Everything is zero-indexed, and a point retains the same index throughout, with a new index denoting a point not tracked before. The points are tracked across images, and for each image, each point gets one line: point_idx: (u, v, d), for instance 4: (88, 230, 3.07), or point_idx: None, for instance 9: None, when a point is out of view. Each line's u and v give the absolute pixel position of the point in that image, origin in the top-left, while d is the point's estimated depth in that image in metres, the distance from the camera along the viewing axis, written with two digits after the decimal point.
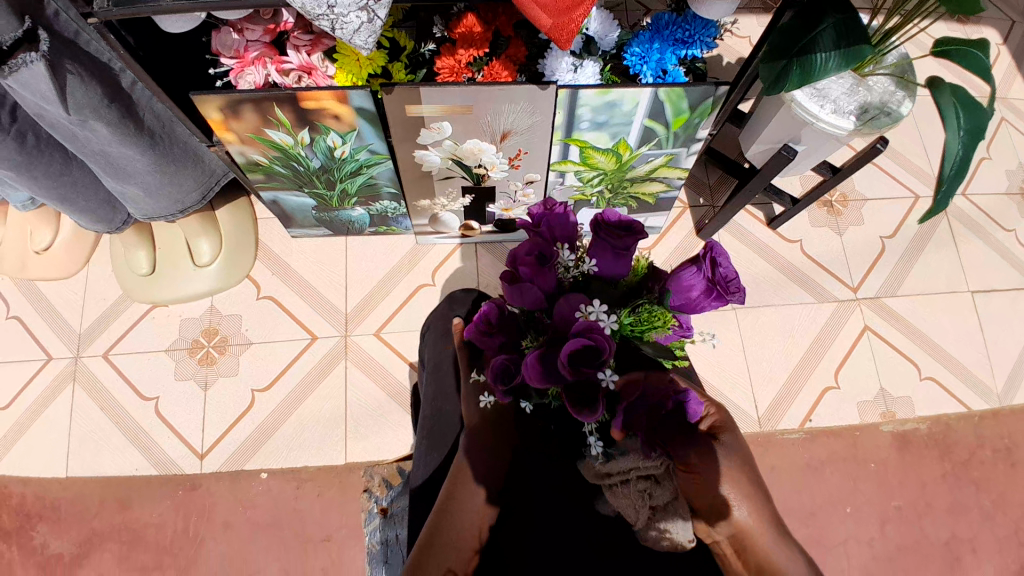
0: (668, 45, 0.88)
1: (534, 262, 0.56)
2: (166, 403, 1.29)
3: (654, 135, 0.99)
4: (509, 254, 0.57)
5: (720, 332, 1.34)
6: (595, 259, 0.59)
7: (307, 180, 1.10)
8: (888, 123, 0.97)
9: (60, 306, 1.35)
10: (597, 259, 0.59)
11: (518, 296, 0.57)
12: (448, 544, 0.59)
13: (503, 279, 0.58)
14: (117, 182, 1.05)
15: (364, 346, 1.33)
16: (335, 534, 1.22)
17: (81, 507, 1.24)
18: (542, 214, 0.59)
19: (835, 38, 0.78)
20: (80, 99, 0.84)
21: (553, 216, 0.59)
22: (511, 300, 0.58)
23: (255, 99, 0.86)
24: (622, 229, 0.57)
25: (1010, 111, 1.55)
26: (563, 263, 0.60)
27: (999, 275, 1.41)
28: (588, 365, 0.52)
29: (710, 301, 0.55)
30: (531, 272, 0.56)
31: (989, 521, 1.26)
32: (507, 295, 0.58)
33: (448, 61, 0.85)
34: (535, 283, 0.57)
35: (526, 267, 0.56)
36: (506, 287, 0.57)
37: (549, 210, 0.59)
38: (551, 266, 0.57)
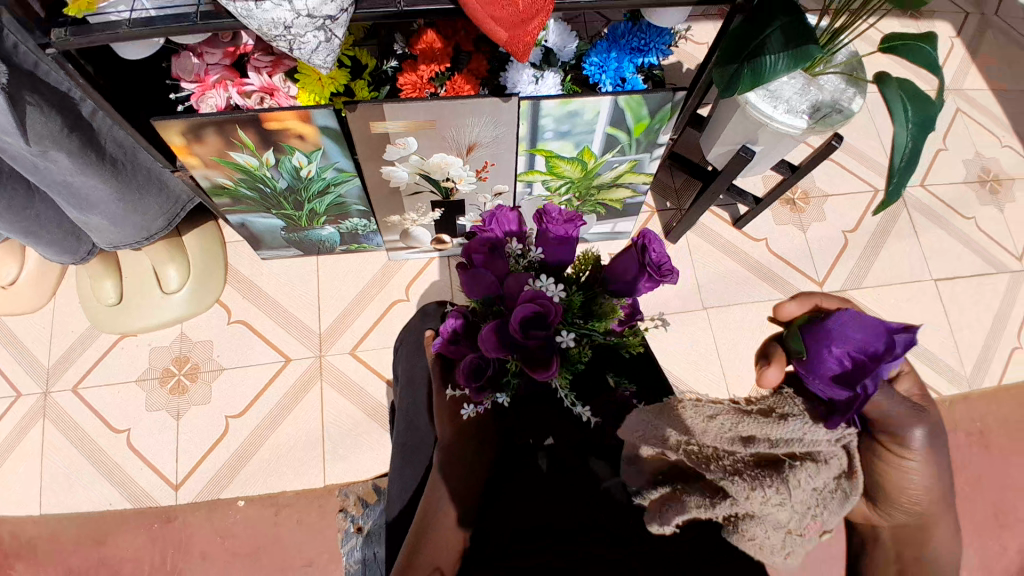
0: (625, 55, 0.90)
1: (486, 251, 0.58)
2: (138, 435, 1.26)
3: (618, 142, 1.01)
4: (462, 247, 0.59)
5: (693, 332, 1.36)
6: (542, 246, 0.60)
7: (274, 202, 1.09)
8: (841, 121, 1.01)
9: (26, 341, 1.32)
10: (544, 248, 0.60)
11: (472, 286, 0.58)
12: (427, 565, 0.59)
13: (457, 270, 0.59)
14: (79, 212, 1.03)
15: (340, 365, 1.31)
16: (318, 559, 1.20)
17: (53, 549, 1.19)
18: (492, 215, 0.61)
19: (783, 41, 0.80)
20: (39, 130, 0.83)
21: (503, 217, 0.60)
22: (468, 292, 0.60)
23: (217, 122, 0.85)
24: (564, 219, 0.59)
25: (963, 102, 1.62)
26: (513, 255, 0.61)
27: (958, 263, 1.46)
28: (539, 329, 0.54)
29: (645, 283, 0.58)
30: (483, 260, 0.58)
31: (965, 504, 1.29)
32: (463, 289, 0.60)
33: (411, 77, 0.86)
34: (489, 271, 0.58)
35: (479, 256, 0.58)
36: (460, 278, 0.58)
37: (499, 212, 0.61)
38: (502, 254, 0.59)
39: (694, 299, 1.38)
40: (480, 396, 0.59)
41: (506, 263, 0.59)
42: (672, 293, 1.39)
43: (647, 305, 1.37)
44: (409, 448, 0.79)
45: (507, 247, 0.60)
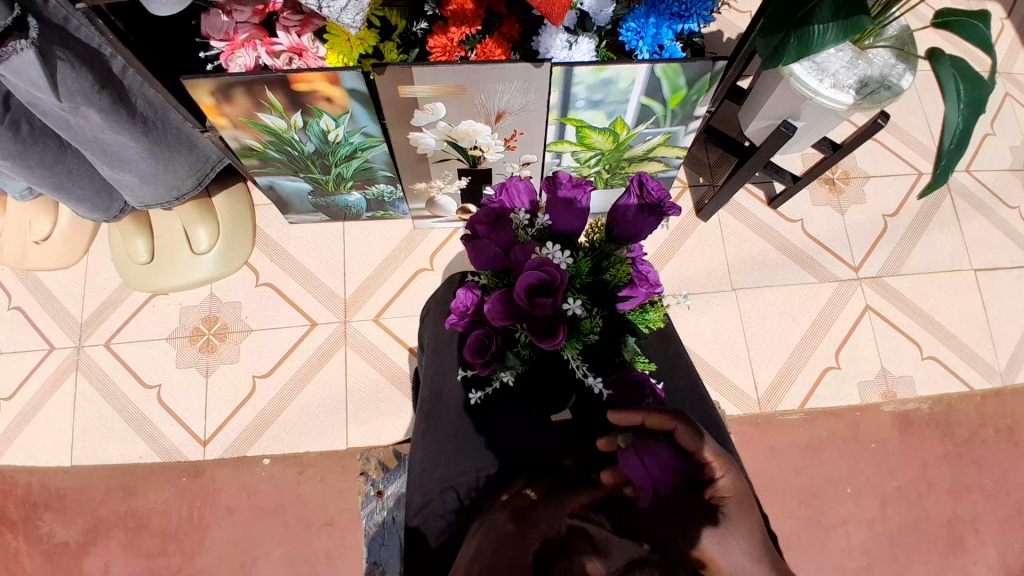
0: (664, 20, 0.86)
1: (491, 220, 0.58)
2: (168, 391, 1.30)
3: (651, 113, 0.98)
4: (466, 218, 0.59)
5: (720, 312, 1.33)
6: (550, 215, 0.61)
7: (302, 165, 1.09)
8: (888, 98, 0.95)
9: (61, 296, 1.36)
10: (553, 215, 0.60)
11: (478, 257, 0.59)
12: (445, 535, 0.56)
13: (462, 240, 0.59)
14: (112, 169, 1.04)
15: (363, 332, 1.33)
16: (338, 519, 1.23)
17: (87, 495, 1.25)
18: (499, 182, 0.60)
19: (832, 10, 0.76)
20: (71, 86, 0.84)
21: (509, 183, 0.60)
22: (475, 263, 0.60)
23: (247, 82, 0.85)
24: (571, 182, 0.59)
25: (1012, 86, 1.52)
26: (520, 225, 0.61)
27: (1002, 253, 1.39)
28: (544, 296, 0.55)
29: (648, 220, 0.59)
30: (487, 229, 0.58)
31: (991, 501, 1.25)
32: (472, 262, 0.60)
33: (441, 40, 0.84)
34: (493, 240, 0.58)
35: (483, 226, 0.58)
36: (466, 249, 0.59)
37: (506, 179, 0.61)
38: (508, 222, 0.59)
39: (724, 279, 1.35)
40: (486, 370, 0.60)
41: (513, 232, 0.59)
42: (701, 271, 1.35)
43: (674, 283, 1.35)
44: (443, 421, 0.72)
45: (514, 218, 0.61)
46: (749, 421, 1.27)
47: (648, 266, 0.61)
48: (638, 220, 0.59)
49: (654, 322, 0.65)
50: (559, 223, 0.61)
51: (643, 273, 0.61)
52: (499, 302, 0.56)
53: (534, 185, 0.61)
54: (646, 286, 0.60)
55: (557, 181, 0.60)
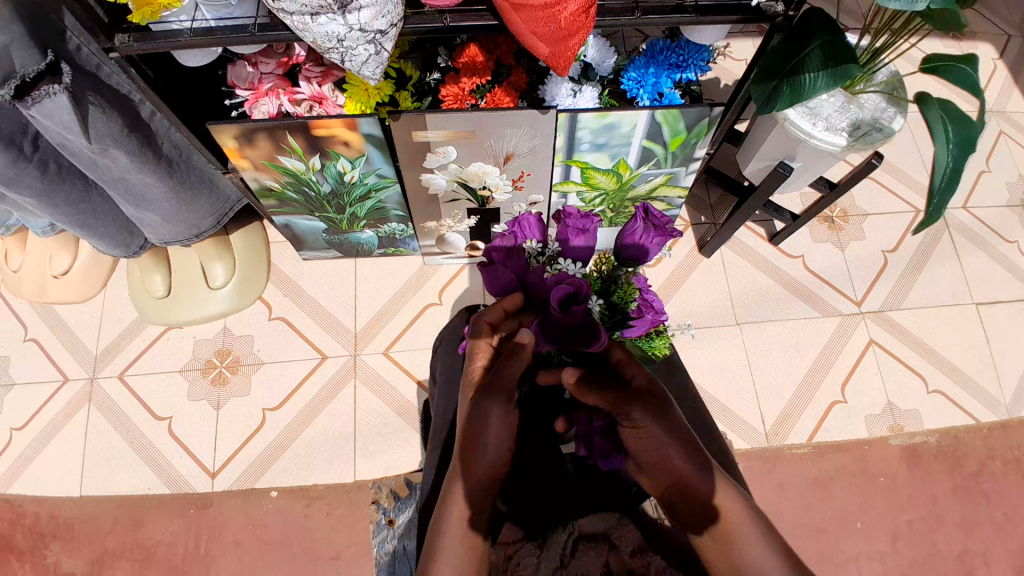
0: (664, 70, 0.91)
1: (506, 248, 0.62)
2: (180, 423, 1.32)
3: (653, 155, 1.02)
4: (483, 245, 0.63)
5: (724, 346, 1.35)
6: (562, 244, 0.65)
7: (318, 205, 1.14)
8: (881, 139, 0.99)
9: (78, 328, 1.39)
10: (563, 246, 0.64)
11: (492, 281, 0.63)
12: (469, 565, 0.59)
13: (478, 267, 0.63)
14: (135, 208, 1.09)
15: (372, 365, 1.35)
16: (344, 553, 1.23)
17: (94, 527, 1.26)
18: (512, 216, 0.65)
19: (822, 60, 0.81)
20: (100, 129, 0.89)
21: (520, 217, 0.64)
22: (488, 287, 0.64)
23: (270, 128, 0.90)
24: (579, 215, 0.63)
25: (1007, 124, 1.57)
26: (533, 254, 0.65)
27: (1002, 287, 1.42)
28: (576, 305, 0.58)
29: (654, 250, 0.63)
30: (503, 256, 0.61)
31: (1001, 535, 1.24)
32: (486, 286, 0.64)
33: (453, 89, 0.89)
34: (508, 267, 0.62)
35: (498, 254, 0.62)
36: (482, 274, 0.63)
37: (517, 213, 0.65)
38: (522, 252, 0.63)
39: (727, 314, 1.38)
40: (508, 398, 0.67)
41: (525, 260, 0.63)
42: (704, 306, 1.38)
43: (678, 317, 1.37)
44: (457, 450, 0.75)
45: (528, 247, 0.65)
46: (755, 455, 1.28)
47: (654, 296, 0.65)
48: (644, 249, 0.63)
49: (658, 347, 0.69)
50: (569, 253, 0.65)
51: (649, 301, 0.64)
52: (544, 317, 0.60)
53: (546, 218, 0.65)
54: (653, 313, 0.64)
55: (567, 214, 0.64)
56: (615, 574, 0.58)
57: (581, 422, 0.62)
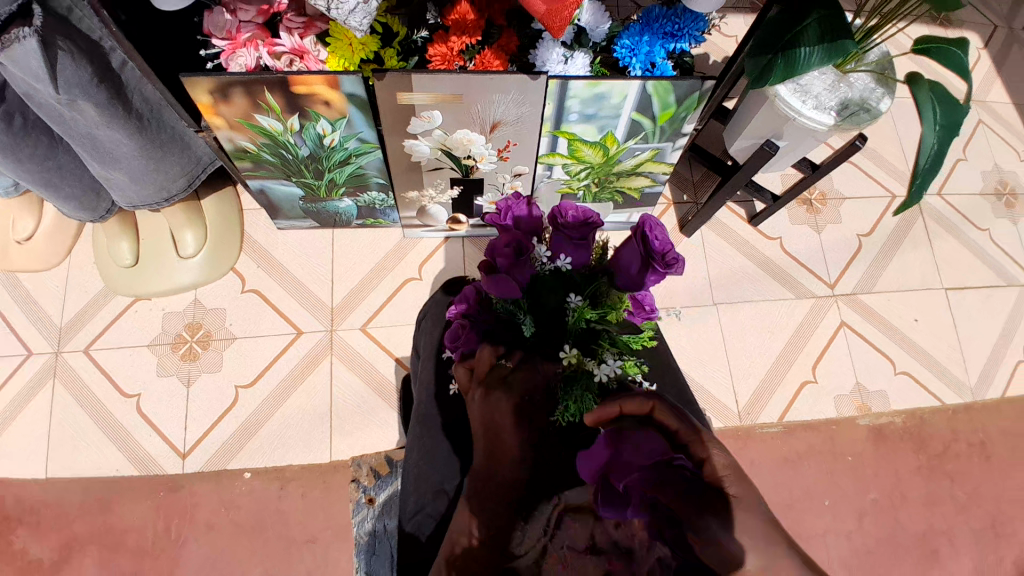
0: (658, 39, 0.90)
1: (511, 253, 0.57)
2: (149, 401, 1.27)
3: (641, 129, 1.01)
4: (487, 246, 0.58)
5: (704, 327, 1.36)
6: (566, 254, 0.60)
7: (296, 169, 1.10)
8: (868, 120, 1.01)
9: (38, 295, 1.33)
10: (570, 255, 0.60)
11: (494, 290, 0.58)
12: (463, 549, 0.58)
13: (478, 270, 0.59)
14: (102, 166, 1.03)
15: (350, 338, 1.32)
16: (319, 537, 1.20)
17: (54, 502, 1.21)
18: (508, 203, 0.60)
19: (818, 35, 0.81)
20: (71, 78, 0.84)
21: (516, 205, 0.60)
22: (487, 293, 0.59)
23: (246, 83, 0.86)
24: (578, 219, 0.59)
25: (986, 112, 1.62)
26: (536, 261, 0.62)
27: (969, 273, 1.46)
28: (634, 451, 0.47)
29: (651, 275, 0.58)
30: (508, 263, 0.58)
31: (962, 514, 1.29)
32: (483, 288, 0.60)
33: (441, 49, 0.87)
34: (512, 275, 0.58)
35: (504, 259, 0.58)
36: (483, 280, 0.58)
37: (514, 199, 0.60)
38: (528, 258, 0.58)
39: (706, 294, 1.39)
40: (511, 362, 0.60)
41: (530, 268, 0.60)
42: (684, 285, 1.39)
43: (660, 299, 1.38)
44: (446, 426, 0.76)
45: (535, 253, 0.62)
46: (729, 435, 1.29)
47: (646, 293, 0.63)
48: (639, 274, 0.58)
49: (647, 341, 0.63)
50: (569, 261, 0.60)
51: (640, 301, 0.62)
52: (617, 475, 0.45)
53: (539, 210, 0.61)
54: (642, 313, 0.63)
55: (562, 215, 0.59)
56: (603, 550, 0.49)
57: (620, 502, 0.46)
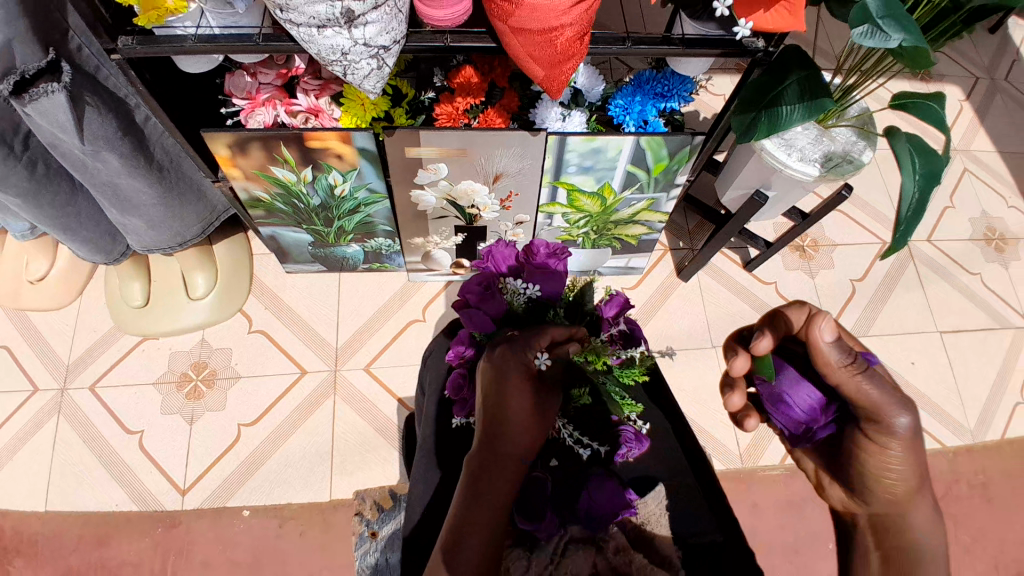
0: (649, 98, 0.95)
1: (479, 289, 0.65)
2: (150, 438, 1.28)
3: (637, 180, 1.06)
4: (458, 288, 0.66)
5: (704, 371, 1.38)
6: (537, 284, 0.65)
7: (305, 217, 1.15)
8: (851, 171, 1.05)
9: (49, 337, 1.36)
10: (538, 284, 0.65)
11: (469, 324, 0.64)
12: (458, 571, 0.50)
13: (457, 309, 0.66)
14: (120, 213, 1.08)
15: (354, 380, 1.34)
16: (318, 573, 1.20)
17: (55, 543, 1.20)
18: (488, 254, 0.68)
19: (798, 94, 0.87)
20: (96, 130, 0.89)
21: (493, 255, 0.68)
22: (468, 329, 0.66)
23: (264, 137, 0.91)
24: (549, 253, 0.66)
25: (971, 162, 1.68)
26: (512, 291, 0.66)
27: (964, 317, 1.49)
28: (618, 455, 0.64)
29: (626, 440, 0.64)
30: (476, 298, 0.64)
31: (969, 557, 1.28)
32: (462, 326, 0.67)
33: (447, 108, 0.92)
34: (482, 306, 0.65)
35: (473, 294, 0.65)
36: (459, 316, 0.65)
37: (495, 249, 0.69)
38: (495, 291, 0.65)
39: (704, 335, 1.41)
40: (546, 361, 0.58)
41: (501, 298, 0.65)
42: (683, 329, 1.41)
43: (661, 342, 1.40)
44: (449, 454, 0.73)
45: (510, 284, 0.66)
46: (731, 476, 1.30)
47: (631, 326, 0.69)
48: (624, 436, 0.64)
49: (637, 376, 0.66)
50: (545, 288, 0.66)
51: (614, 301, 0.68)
52: (588, 491, 0.59)
53: (514, 254, 0.68)
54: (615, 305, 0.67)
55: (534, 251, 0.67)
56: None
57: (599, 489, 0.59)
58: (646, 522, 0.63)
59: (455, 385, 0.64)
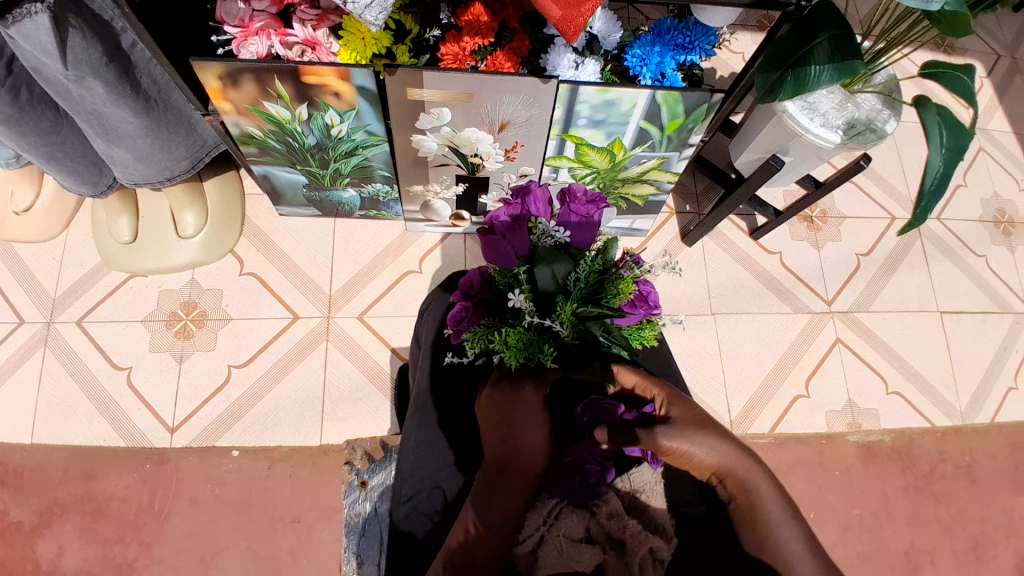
0: (669, 50, 0.90)
1: (509, 219, 0.55)
2: (139, 374, 1.27)
3: (649, 138, 1.01)
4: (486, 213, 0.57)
5: (701, 338, 1.36)
6: (568, 229, 0.56)
7: (301, 158, 1.09)
8: (873, 140, 1.01)
9: (35, 269, 1.32)
10: (569, 232, 0.56)
11: (489, 253, 0.55)
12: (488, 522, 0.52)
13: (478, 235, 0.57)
14: (107, 144, 1.03)
15: (347, 328, 1.32)
16: (305, 516, 1.21)
17: (43, 475, 1.20)
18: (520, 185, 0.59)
19: (829, 53, 0.81)
20: (79, 55, 0.83)
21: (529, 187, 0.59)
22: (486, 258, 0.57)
23: (256, 70, 0.85)
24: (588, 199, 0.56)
25: (987, 141, 1.62)
26: (541, 233, 0.57)
27: (966, 298, 1.47)
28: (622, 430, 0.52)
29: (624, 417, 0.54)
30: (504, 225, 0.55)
31: (947, 534, 1.30)
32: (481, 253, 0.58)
33: (453, 48, 0.87)
34: (507, 238, 0.55)
35: (501, 222, 0.56)
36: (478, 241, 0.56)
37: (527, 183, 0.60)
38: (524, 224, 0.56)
39: (704, 303, 1.39)
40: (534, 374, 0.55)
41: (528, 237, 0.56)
42: (684, 294, 1.39)
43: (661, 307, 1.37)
44: (445, 413, 0.72)
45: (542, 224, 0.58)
46: None
47: (649, 288, 0.56)
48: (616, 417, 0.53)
49: (646, 338, 0.57)
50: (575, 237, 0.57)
51: (643, 293, 0.56)
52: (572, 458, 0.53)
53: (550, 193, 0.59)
54: (644, 306, 0.55)
55: (572, 196, 0.56)
56: (597, 542, 0.53)
57: (579, 455, 0.53)
58: (641, 491, 0.59)
59: (453, 319, 0.58)
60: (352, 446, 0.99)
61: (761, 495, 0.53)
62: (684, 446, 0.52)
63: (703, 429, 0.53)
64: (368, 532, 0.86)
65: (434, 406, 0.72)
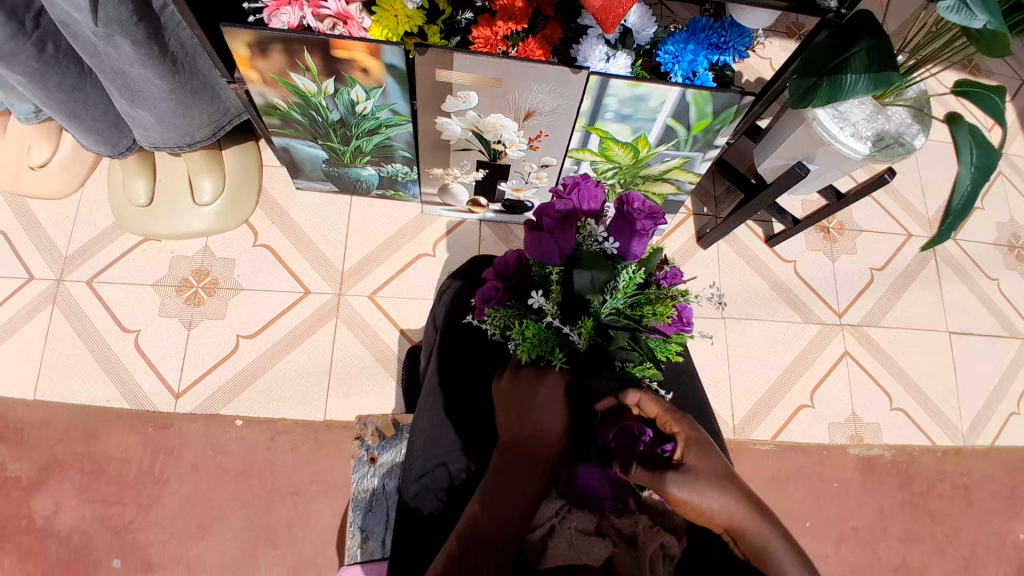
0: (702, 49, 0.89)
1: (559, 217, 0.54)
2: (146, 338, 1.27)
3: (675, 136, 1.00)
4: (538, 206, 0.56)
5: (710, 342, 1.36)
6: (615, 239, 0.56)
7: (324, 132, 1.09)
8: (902, 155, 1.00)
9: (49, 226, 1.32)
10: (618, 239, 0.56)
11: (533, 248, 0.54)
12: (495, 509, 0.50)
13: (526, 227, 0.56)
14: (130, 105, 1.02)
15: (356, 307, 1.32)
16: (304, 490, 1.22)
17: (46, 432, 1.21)
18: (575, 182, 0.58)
19: (866, 63, 0.80)
20: (110, 12, 0.82)
21: (584, 187, 0.57)
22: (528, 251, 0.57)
23: (286, 40, 0.84)
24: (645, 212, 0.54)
25: (1007, 167, 1.61)
26: (588, 236, 0.57)
27: (976, 320, 1.46)
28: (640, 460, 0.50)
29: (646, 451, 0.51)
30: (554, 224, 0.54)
31: (940, 553, 1.31)
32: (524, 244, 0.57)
33: (485, 32, 0.86)
34: (554, 238, 0.54)
35: (550, 220, 0.54)
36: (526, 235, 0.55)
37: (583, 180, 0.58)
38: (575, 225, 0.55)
39: (715, 307, 1.38)
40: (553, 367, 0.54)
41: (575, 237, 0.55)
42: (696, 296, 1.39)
43: None
44: (455, 395, 0.72)
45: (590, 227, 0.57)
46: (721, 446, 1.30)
47: (684, 307, 0.56)
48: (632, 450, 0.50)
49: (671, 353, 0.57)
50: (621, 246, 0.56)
51: (679, 314, 0.56)
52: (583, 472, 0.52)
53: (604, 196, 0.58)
54: (678, 326, 0.56)
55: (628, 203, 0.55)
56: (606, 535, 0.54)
57: (590, 476, 0.52)
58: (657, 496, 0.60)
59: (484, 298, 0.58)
60: (361, 422, 0.90)
61: (777, 562, 0.49)
62: (695, 498, 0.48)
63: (717, 483, 0.48)
64: (374, 508, 0.87)
65: (444, 389, 0.72)
